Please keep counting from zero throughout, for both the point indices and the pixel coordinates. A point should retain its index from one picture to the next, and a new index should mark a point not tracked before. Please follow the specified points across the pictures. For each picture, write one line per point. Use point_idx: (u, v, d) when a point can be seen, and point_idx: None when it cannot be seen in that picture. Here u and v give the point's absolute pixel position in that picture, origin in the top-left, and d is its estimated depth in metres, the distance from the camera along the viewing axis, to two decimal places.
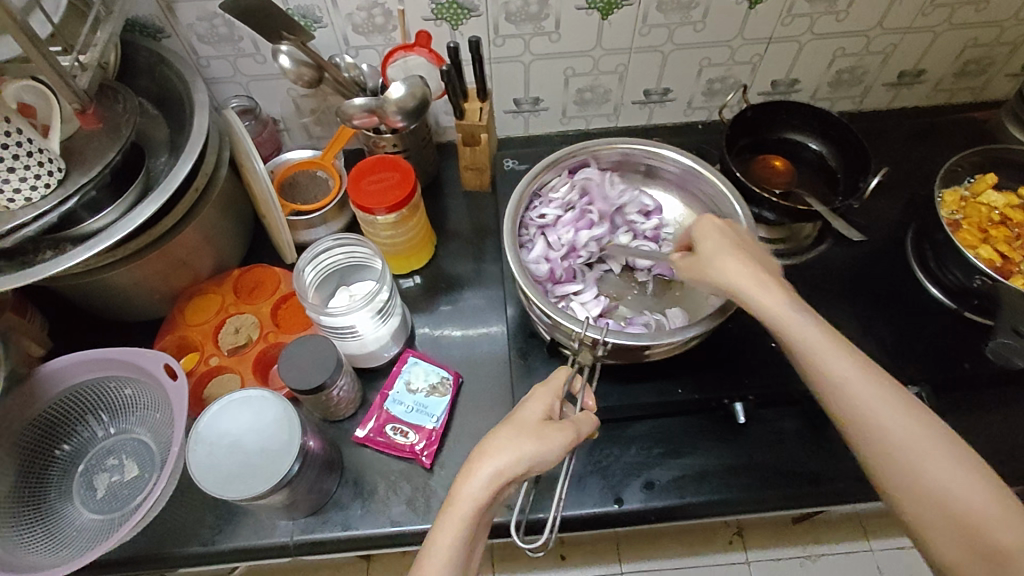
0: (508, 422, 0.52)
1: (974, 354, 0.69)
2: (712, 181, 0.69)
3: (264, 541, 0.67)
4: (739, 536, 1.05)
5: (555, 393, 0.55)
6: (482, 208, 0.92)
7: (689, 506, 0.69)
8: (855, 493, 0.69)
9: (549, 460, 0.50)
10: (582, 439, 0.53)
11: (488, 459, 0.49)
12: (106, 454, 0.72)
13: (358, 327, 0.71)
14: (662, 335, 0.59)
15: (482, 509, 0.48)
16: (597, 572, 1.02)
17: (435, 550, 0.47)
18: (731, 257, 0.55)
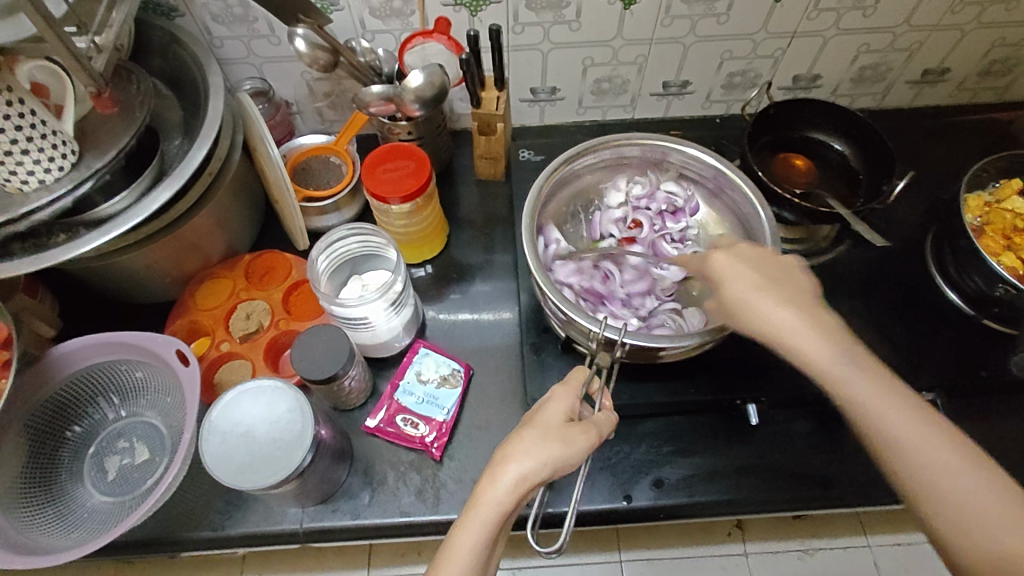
0: (531, 425, 0.52)
1: (991, 362, 0.69)
2: (735, 182, 0.68)
3: (273, 528, 0.68)
4: (739, 529, 1.06)
5: (575, 393, 0.55)
6: (495, 198, 0.91)
7: (698, 505, 0.69)
8: (864, 496, 0.70)
9: (571, 462, 0.50)
10: (603, 438, 0.53)
11: (513, 463, 0.49)
12: (117, 437, 0.72)
13: (371, 317, 0.70)
14: (678, 337, 0.58)
15: (506, 514, 0.48)
16: (596, 560, 1.04)
17: (457, 553, 0.47)
18: (756, 296, 0.54)
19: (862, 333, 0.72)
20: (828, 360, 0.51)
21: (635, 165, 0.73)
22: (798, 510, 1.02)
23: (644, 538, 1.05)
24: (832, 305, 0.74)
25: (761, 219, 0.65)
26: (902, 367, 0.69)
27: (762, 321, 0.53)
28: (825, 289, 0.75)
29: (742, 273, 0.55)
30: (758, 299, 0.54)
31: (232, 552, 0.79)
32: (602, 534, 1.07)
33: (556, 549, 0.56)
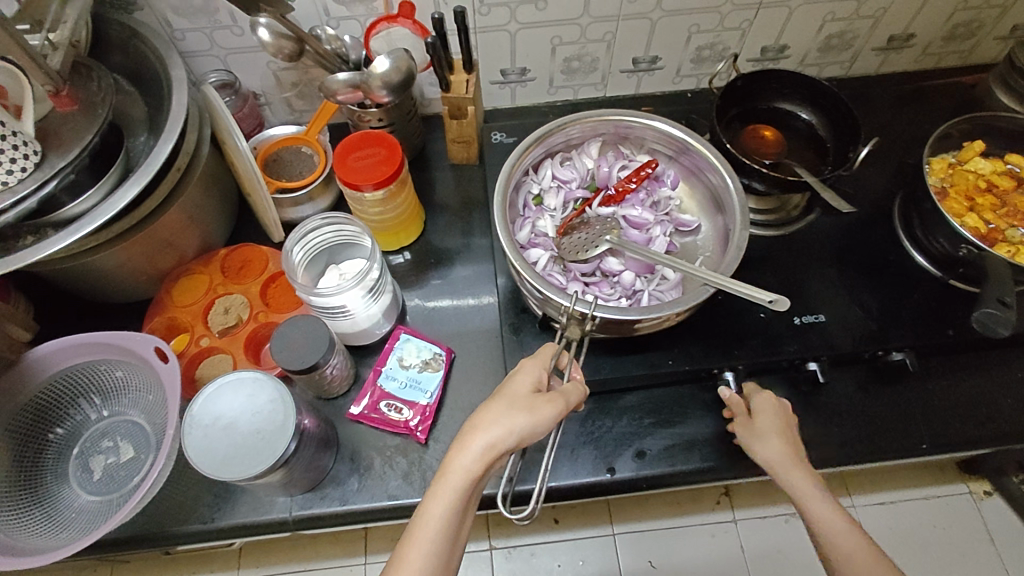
0: (499, 396, 0.53)
1: (957, 321, 0.71)
2: (703, 153, 0.68)
3: (263, 517, 0.69)
4: (727, 496, 1.11)
5: (543, 365, 0.56)
6: (469, 181, 0.91)
7: (680, 473, 0.71)
8: (840, 458, 0.72)
9: (541, 432, 0.50)
10: (572, 408, 0.54)
11: (481, 433, 0.50)
12: (101, 436, 0.72)
13: (350, 304, 0.70)
14: (650, 310, 0.59)
15: (475, 481, 0.49)
16: (591, 533, 1.08)
17: (427, 520, 0.49)
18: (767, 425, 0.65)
19: (835, 297, 0.73)
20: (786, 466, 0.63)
21: (607, 143, 0.74)
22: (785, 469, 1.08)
23: (634, 508, 1.10)
24: (805, 272, 0.75)
25: (730, 188, 0.65)
26: (874, 328, 0.71)
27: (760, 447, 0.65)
28: (797, 257, 0.76)
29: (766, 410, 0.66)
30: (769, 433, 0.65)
31: (226, 545, 0.80)
32: (594, 507, 1.11)
33: (527, 517, 0.57)
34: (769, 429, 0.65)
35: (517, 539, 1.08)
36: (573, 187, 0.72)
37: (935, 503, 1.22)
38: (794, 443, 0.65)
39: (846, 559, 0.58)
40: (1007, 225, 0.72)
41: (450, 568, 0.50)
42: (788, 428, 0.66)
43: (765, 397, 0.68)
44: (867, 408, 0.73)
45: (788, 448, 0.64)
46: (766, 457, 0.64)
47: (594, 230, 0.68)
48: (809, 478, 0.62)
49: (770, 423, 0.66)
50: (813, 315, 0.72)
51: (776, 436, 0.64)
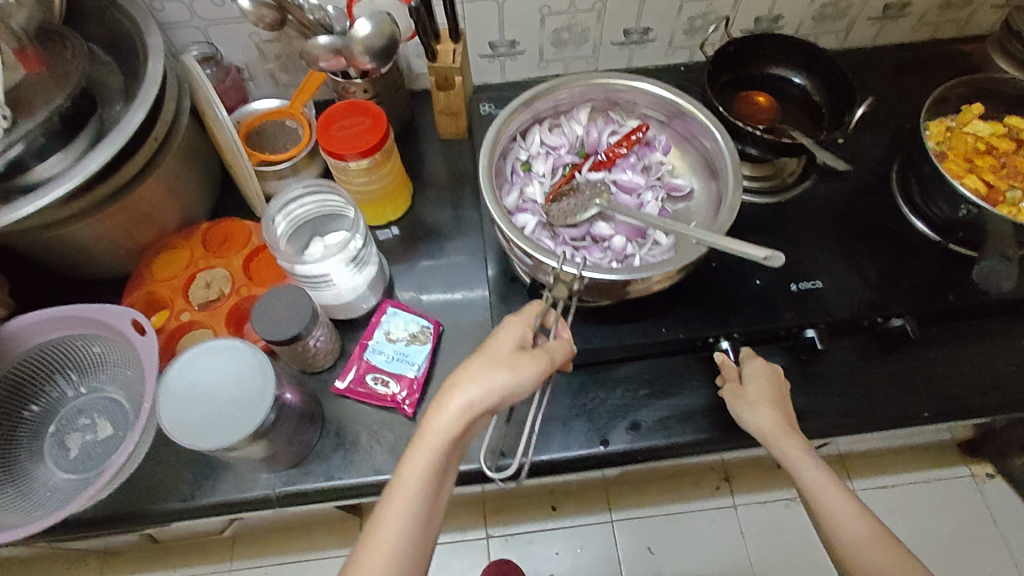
0: (481, 353, 0.52)
1: (959, 287, 0.69)
2: (692, 112, 0.66)
3: (245, 494, 0.67)
4: (726, 484, 1.35)
5: (527, 323, 0.55)
6: (459, 156, 0.89)
7: (675, 445, 0.69)
8: (839, 428, 0.70)
9: (523, 390, 0.50)
10: (557, 366, 0.53)
11: (459, 393, 0.49)
12: (78, 413, 0.70)
13: (334, 274, 0.68)
14: (639, 271, 0.57)
15: (452, 441, 0.49)
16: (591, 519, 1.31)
17: (405, 480, 0.49)
18: (761, 398, 0.64)
19: (833, 263, 0.71)
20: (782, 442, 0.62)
21: (597, 110, 0.72)
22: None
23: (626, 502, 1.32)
24: (801, 240, 0.73)
25: (720, 144, 0.64)
26: (872, 296, 0.69)
27: (753, 419, 0.64)
28: (792, 224, 0.74)
29: (761, 381, 0.66)
30: (763, 404, 0.64)
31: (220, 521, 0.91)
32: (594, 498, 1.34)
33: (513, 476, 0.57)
34: (761, 400, 0.64)
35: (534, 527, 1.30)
36: (562, 154, 0.69)
37: (938, 487, 1.29)
38: (787, 412, 0.64)
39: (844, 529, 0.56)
40: (1007, 186, 0.69)
41: (433, 525, 0.51)
42: (782, 396, 0.65)
43: (760, 363, 0.67)
44: (864, 377, 0.72)
45: (780, 417, 0.63)
46: (758, 426, 0.63)
47: (584, 196, 0.66)
48: (800, 446, 0.61)
49: (762, 392, 0.65)
50: (810, 281, 0.70)
51: (767, 405, 0.64)
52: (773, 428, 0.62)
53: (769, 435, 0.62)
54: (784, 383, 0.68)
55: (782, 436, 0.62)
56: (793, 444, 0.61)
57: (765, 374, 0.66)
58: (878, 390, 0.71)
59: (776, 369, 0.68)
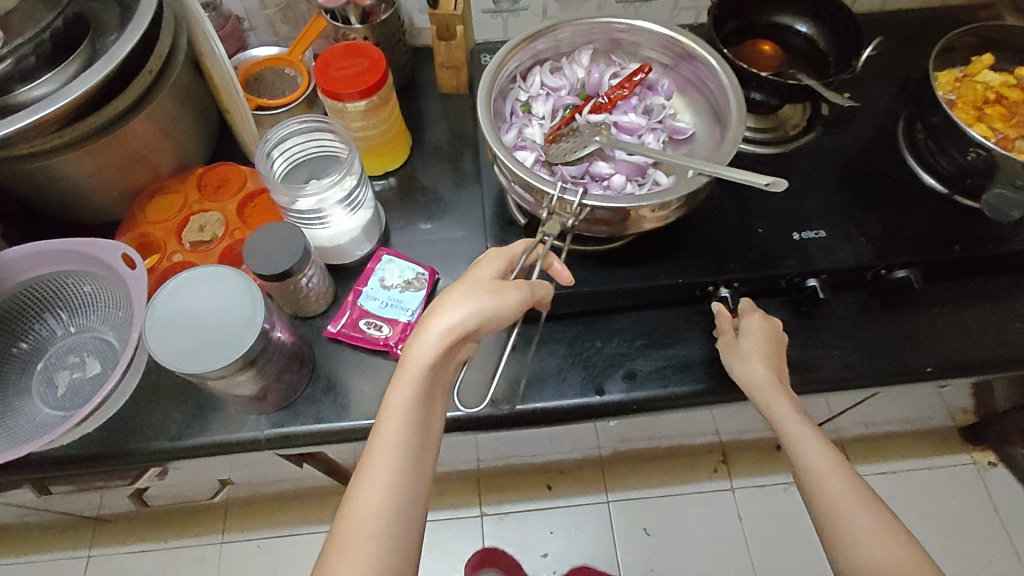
0: (461, 281, 0.53)
1: (965, 238, 0.68)
2: (690, 46, 0.65)
3: (231, 434, 0.65)
4: (725, 467, 1.43)
5: (511, 254, 0.55)
6: (459, 112, 0.88)
7: (672, 395, 0.68)
8: (841, 382, 0.69)
9: (504, 314, 0.51)
10: (539, 301, 0.54)
11: (438, 318, 0.50)
12: (66, 352, 0.69)
13: (324, 209, 0.67)
14: (639, 198, 0.55)
15: (433, 368, 0.51)
16: (590, 493, 1.41)
17: (392, 406, 0.50)
18: (753, 352, 0.63)
19: (838, 213, 0.70)
20: (770, 398, 0.61)
21: (597, 55, 0.71)
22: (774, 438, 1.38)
23: (621, 481, 1.42)
24: (806, 191, 0.71)
25: (715, 70, 0.63)
26: (877, 247, 0.67)
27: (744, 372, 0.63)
28: (797, 175, 0.72)
29: (756, 334, 0.64)
30: (754, 359, 0.63)
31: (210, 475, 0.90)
32: (594, 480, 1.43)
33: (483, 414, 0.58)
34: (754, 354, 0.63)
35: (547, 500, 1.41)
36: (563, 96, 0.68)
37: (939, 473, 1.38)
38: (778, 367, 0.63)
39: (822, 485, 0.56)
40: (1017, 133, 0.68)
41: (425, 451, 0.52)
42: (776, 349, 0.64)
43: (755, 316, 0.65)
44: (865, 331, 0.71)
45: (770, 371, 0.62)
46: (748, 378, 0.63)
47: (583, 135, 0.65)
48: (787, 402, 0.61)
49: (755, 346, 0.63)
50: (813, 231, 0.68)
51: (758, 358, 0.63)
52: (762, 382, 0.62)
53: (759, 390, 0.62)
54: (781, 335, 0.66)
55: (771, 392, 0.61)
56: (780, 401, 0.61)
57: (757, 328, 0.64)
58: (879, 344, 0.70)
59: (776, 322, 0.66)
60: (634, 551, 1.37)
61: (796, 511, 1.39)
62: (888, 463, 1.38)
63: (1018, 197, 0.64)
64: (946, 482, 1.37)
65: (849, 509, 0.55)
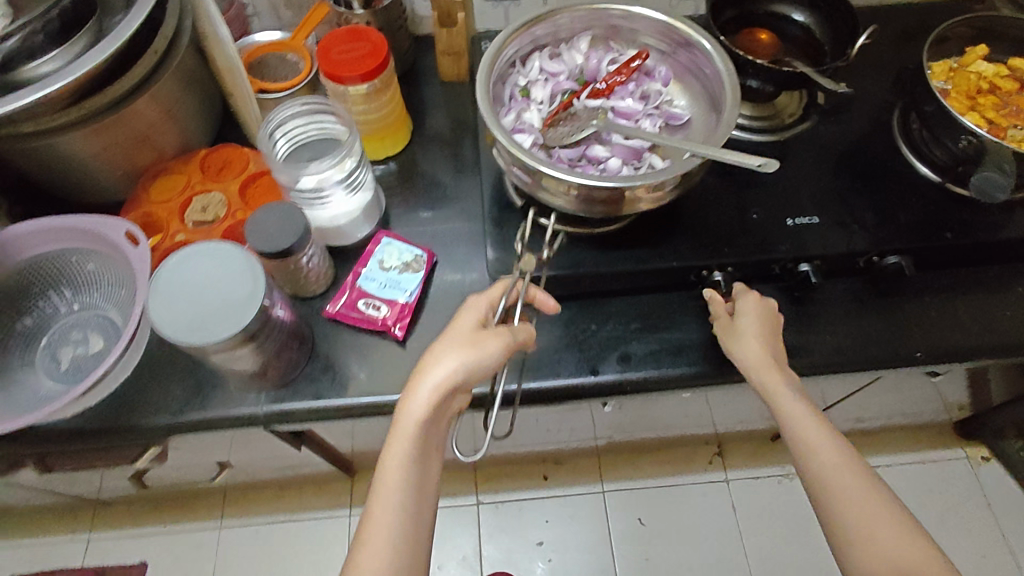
0: (444, 336, 0.59)
1: (957, 225, 0.69)
2: (687, 31, 0.66)
3: (232, 410, 0.66)
4: (720, 459, 1.45)
5: (489, 302, 0.61)
6: (460, 98, 0.89)
7: (666, 377, 0.69)
8: (832, 366, 0.70)
9: (485, 363, 0.56)
10: (519, 343, 0.59)
11: (426, 377, 0.57)
12: (70, 329, 0.70)
13: (325, 185, 0.68)
14: (632, 179, 0.56)
15: (424, 422, 0.57)
16: (587, 483, 1.43)
17: (391, 457, 0.57)
18: (750, 332, 0.65)
19: (831, 200, 0.70)
20: (768, 379, 0.63)
21: (596, 41, 0.72)
22: (770, 431, 1.39)
23: (616, 471, 1.44)
24: (800, 178, 0.72)
25: (709, 52, 0.64)
26: (870, 234, 0.68)
27: (741, 354, 0.65)
28: (792, 163, 0.73)
29: (755, 314, 0.65)
30: (752, 339, 0.64)
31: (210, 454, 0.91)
32: (590, 471, 1.44)
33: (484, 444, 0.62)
34: (751, 333, 0.65)
35: (543, 489, 1.42)
36: (561, 81, 0.69)
37: (933, 467, 1.40)
38: (774, 346, 0.65)
39: (818, 458, 0.61)
40: (1009, 123, 0.69)
41: (426, 488, 0.59)
42: (771, 325, 0.66)
43: (750, 295, 0.67)
44: (857, 317, 0.72)
45: (768, 351, 0.64)
46: (745, 359, 0.64)
47: (582, 120, 0.66)
48: (782, 379, 0.63)
49: (751, 324, 0.65)
50: (807, 217, 0.69)
51: (756, 336, 0.65)
52: (758, 362, 0.64)
53: (756, 370, 0.64)
54: (778, 316, 0.67)
55: (769, 370, 0.64)
56: (775, 379, 0.63)
57: (755, 305, 0.66)
58: (870, 329, 0.71)
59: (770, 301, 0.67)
60: (630, 541, 1.37)
61: (790, 503, 1.40)
62: (883, 457, 1.40)
63: (1003, 179, 0.64)
64: (939, 476, 1.39)
65: (842, 476, 0.60)
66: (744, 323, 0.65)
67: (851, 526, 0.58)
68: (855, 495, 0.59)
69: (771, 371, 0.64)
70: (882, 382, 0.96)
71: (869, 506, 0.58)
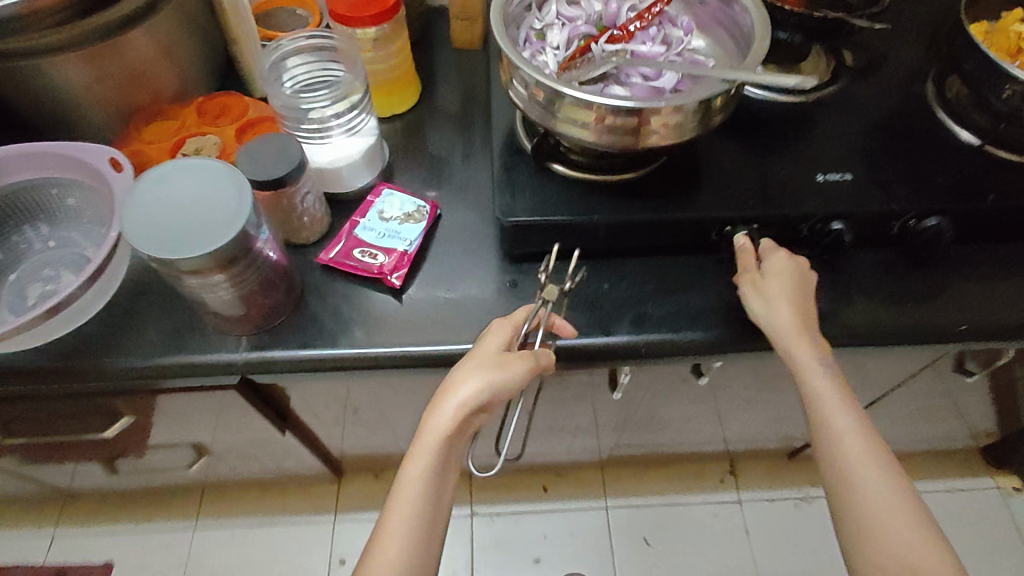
0: (470, 355, 0.57)
1: (1001, 188, 0.64)
2: None
3: (209, 355, 0.61)
4: (731, 478, 1.37)
5: (513, 326, 0.59)
6: (472, 61, 0.85)
7: (685, 341, 0.63)
8: (862, 336, 0.65)
9: (510, 385, 0.55)
10: (541, 368, 0.58)
11: (453, 394, 0.55)
12: (42, 265, 0.64)
13: (325, 117, 0.64)
14: (651, 100, 0.52)
15: (448, 439, 0.55)
16: (588, 498, 1.34)
17: (411, 474, 0.56)
18: (778, 295, 0.60)
19: (865, 160, 0.66)
20: (795, 349, 0.59)
21: None
22: (786, 449, 1.31)
23: (620, 485, 1.35)
24: (830, 138, 0.68)
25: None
26: (906, 193, 0.64)
27: (768, 318, 0.60)
28: (820, 123, 0.69)
29: (786, 277, 0.61)
30: (783, 304, 0.60)
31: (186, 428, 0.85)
32: (592, 485, 1.36)
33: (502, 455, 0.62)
34: (782, 295, 0.60)
35: (542, 503, 1.33)
36: (578, 25, 0.64)
37: (959, 496, 1.31)
38: (805, 308, 0.61)
39: (835, 436, 0.58)
40: None
41: (441, 501, 0.58)
42: (804, 288, 0.61)
43: (785, 257, 0.62)
44: (891, 286, 0.67)
45: (798, 311, 0.60)
46: (773, 321, 0.60)
47: (600, 62, 0.62)
48: (810, 349, 0.59)
49: (784, 286, 0.60)
50: (839, 173, 0.65)
51: (785, 297, 0.60)
52: (786, 325, 0.59)
53: (784, 336, 0.59)
54: (811, 276, 0.63)
55: (797, 335, 0.59)
56: (803, 346, 0.59)
57: (788, 266, 0.61)
58: (905, 300, 0.66)
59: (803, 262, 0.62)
60: (633, 562, 1.27)
61: (806, 529, 1.31)
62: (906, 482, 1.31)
63: None
64: (966, 505, 1.30)
65: (857, 457, 0.57)
66: (770, 285, 0.61)
67: (861, 506, 0.56)
68: (869, 478, 0.56)
69: (800, 340, 0.59)
70: (911, 381, 0.89)
71: (882, 490, 0.56)
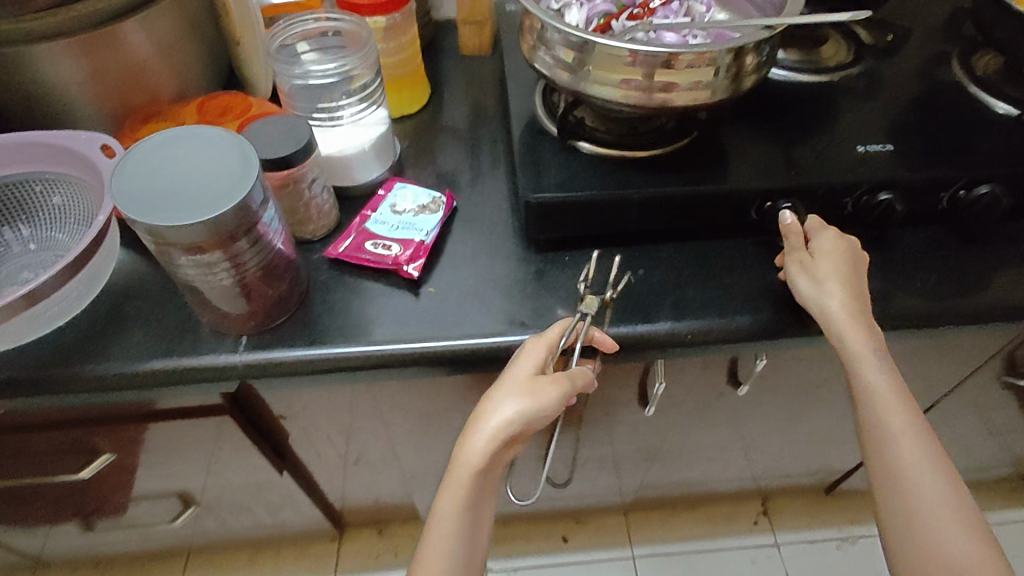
0: (501, 380, 0.51)
1: None
2: None
3: (202, 358, 0.54)
4: (765, 520, 1.26)
5: (548, 345, 0.52)
6: (482, 66, 0.83)
7: (732, 327, 0.57)
8: (924, 315, 0.59)
9: (545, 417, 0.49)
10: (578, 391, 0.52)
11: (483, 426, 0.49)
12: (21, 268, 0.59)
13: (338, 101, 0.61)
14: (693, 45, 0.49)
15: (478, 476, 0.49)
16: (613, 548, 1.22)
17: (441, 514, 0.50)
18: (829, 281, 0.53)
19: (904, 131, 0.63)
20: (850, 340, 0.52)
21: None
22: (823, 483, 1.21)
23: (646, 533, 1.24)
24: (866, 113, 0.65)
25: None
26: (954, 161, 0.60)
27: (818, 308, 0.53)
28: (852, 99, 0.66)
29: (843, 267, 0.54)
30: (833, 291, 0.53)
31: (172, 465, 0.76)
32: (616, 533, 1.24)
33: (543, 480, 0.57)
34: (833, 279, 0.53)
35: (563, 555, 1.21)
36: (596, 5, 0.62)
37: (1013, 529, 1.21)
38: (859, 292, 0.54)
39: (890, 441, 0.51)
40: None
41: (478, 539, 0.53)
42: (856, 272, 0.55)
43: (834, 237, 0.56)
44: (945, 264, 0.62)
45: (852, 296, 0.53)
46: (823, 305, 0.53)
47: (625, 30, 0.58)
48: (868, 340, 0.52)
49: (835, 268, 0.54)
50: (880, 144, 0.61)
51: (836, 280, 0.53)
52: (838, 310, 0.52)
53: (839, 329, 0.52)
54: (861, 255, 0.56)
55: (852, 325, 0.52)
56: (860, 338, 0.52)
57: (837, 248, 0.55)
58: (962, 277, 0.61)
59: (853, 244, 0.56)
60: None
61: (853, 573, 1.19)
62: None
63: None
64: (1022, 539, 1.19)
65: (913, 465, 0.51)
66: (819, 270, 0.54)
67: (918, 522, 0.50)
68: (927, 491, 0.50)
69: (855, 332, 0.52)
70: (965, 387, 0.82)
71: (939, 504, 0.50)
